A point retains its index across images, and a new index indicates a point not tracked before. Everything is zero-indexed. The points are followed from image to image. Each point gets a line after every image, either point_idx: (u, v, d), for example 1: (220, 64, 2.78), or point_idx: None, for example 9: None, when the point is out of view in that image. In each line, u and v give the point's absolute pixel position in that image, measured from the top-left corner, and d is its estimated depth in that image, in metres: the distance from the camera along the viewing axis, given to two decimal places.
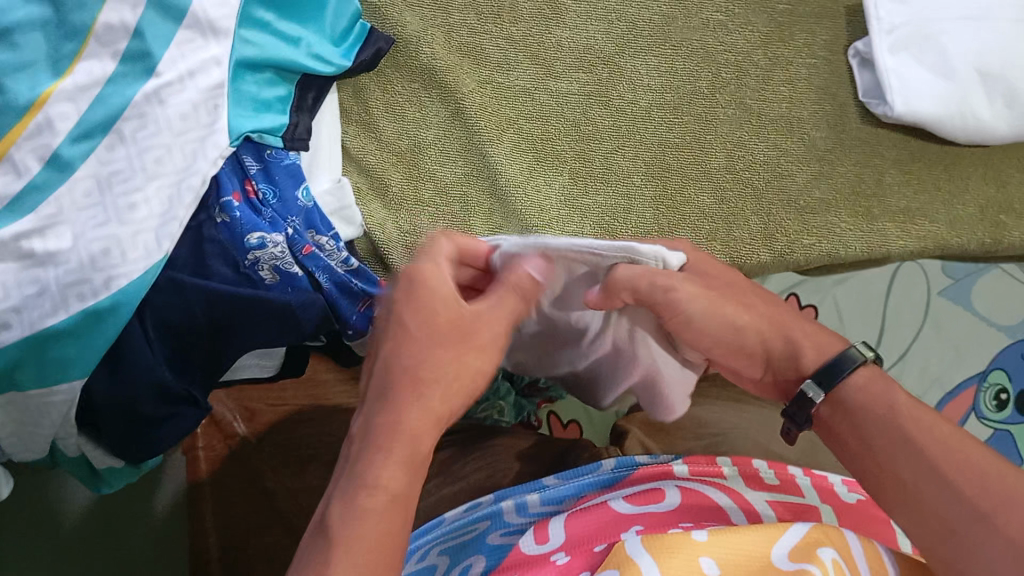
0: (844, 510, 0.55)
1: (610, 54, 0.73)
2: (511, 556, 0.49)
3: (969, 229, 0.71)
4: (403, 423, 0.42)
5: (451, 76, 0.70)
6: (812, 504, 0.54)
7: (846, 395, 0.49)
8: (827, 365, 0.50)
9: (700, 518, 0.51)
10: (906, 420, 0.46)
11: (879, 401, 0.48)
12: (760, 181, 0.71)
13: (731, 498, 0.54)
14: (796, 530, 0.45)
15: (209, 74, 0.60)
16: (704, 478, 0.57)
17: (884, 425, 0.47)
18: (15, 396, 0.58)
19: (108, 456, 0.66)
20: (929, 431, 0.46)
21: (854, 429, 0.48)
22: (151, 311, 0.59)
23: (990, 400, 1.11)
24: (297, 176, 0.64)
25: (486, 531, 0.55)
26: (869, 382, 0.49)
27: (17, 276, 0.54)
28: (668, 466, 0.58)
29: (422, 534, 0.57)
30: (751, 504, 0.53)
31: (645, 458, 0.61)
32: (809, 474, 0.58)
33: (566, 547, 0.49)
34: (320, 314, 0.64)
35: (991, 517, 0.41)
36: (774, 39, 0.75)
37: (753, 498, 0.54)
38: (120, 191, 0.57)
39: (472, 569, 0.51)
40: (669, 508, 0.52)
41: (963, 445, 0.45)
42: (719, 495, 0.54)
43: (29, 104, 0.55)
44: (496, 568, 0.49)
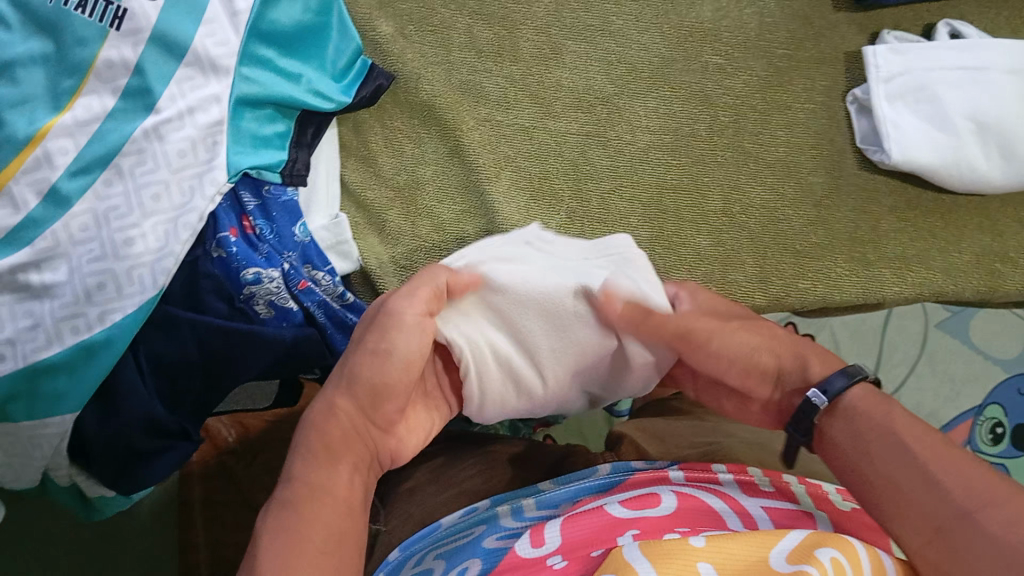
0: (841, 518, 0.53)
1: (609, 94, 0.74)
2: (506, 560, 0.49)
3: (965, 277, 0.72)
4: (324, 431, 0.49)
5: (450, 113, 0.71)
6: (808, 509, 0.53)
7: (847, 403, 0.50)
8: (828, 377, 0.51)
9: (696, 524, 0.50)
10: (902, 429, 0.47)
11: (876, 413, 0.48)
12: (756, 226, 0.71)
13: (727, 504, 0.53)
14: (793, 535, 0.45)
15: (208, 111, 0.60)
16: (701, 485, 0.56)
17: (883, 431, 0.47)
18: (8, 427, 0.58)
19: (100, 486, 0.66)
20: (921, 440, 0.46)
21: (851, 436, 0.49)
22: (146, 346, 0.60)
23: (986, 434, 1.12)
24: (294, 213, 0.64)
25: (481, 535, 0.53)
26: (868, 395, 0.50)
27: (13, 309, 0.55)
28: (663, 472, 0.57)
29: (415, 541, 0.56)
30: (746, 509, 0.53)
31: (642, 463, 0.60)
32: (804, 482, 0.56)
33: (562, 551, 0.49)
34: (314, 347, 0.64)
35: (974, 515, 0.41)
36: (773, 84, 0.75)
37: (749, 503, 0.54)
38: (117, 226, 0.57)
39: (468, 571, 0.49)
40: (665, 513, 0.51)
41: (948, 453, 0.45)
42: (714, 499, 0.53)
43: (28, 138, 0.55)
44: (490, 569, 0.49)
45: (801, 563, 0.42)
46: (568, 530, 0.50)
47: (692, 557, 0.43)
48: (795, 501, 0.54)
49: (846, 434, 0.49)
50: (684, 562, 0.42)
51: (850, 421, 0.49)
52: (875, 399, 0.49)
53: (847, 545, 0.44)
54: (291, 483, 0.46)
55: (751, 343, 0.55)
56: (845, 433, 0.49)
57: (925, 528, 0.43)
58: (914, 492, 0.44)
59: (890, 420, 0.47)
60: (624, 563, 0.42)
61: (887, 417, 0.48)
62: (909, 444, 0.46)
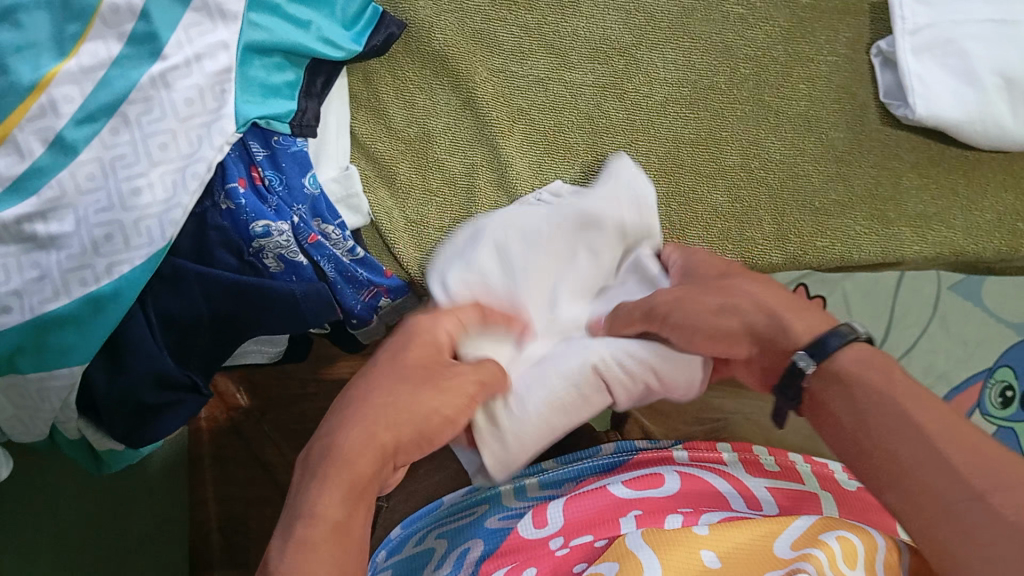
0: (842, 496, 0.60)
1: (627, 45, 0.72)
2: (509, 540, 0.55)
3: (986, 237, 0.70)
4: (341, 448, 0.45)
5: (463, 64, 0.69)
6: (813, 489, 0.60)
7: (839, 366, 0.49)
8: (819, 337, 0.50)
9: (698, 504, 0.56)
10: (908, 402, 0.44)
11: (873, 375, 0.47)
12: (774, 181, 0.70)
13: (732, 485, 0.60)
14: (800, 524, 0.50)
15: (216, 59, 0.59)
16: (703, 464, 0.62)
17: (890, 414, 0.45)
18: (15, 378, 0.58)
19: (108, 440, 0.66)
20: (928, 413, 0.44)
21: (851, 409, 0.47)
22: (154, 299, 0.59)
23: (995, 397, 1.16)
24: (304, 164, 0.63)
25: (484, 515, 0.60)
26: (866, 356, 0.49)
27: (18, 259, 0.55)
28: (669, 452, 0.64)
29: (423, 514, 0.62)
30: (750, 491, 0.59)
31: (645, 444, 0.66)
32: (809, 462, 0.63)
33: (564, 533, 0.55)
34: (324, 304, 0.64)
35: (988, 497, 0.38)
36: (796, 35, 0.73)
37: (753, 483, 0.60)
38: (123, 175, 0.56)
39: (472, 551, 0.57)
40: (668, 493, 0.57)
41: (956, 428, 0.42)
42: (719, 481, 0.60)
43: (32, 85, 0.54)
44: (496, 552, 0.55)
45: (808, 548, 0.47)
46: (569, 510, 0.56)
47: (695, 545, 0.48)
48: (803, 482, 0.61)
49: (847, 409, 0.47)
50: (688, 549, 0.48)
51: (845, 388, 0.48)
52: (869, 364, 0.48)
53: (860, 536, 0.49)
54: (313, 519, 0.42)
55: (713, 304, 0.55)
56: (841, 403, 0.48)
57: (936, 512, 0.40)
58: (924, 476, 0.41)
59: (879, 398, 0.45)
60: (625, 552, 0.48)
61: (889, 387, 0.46)
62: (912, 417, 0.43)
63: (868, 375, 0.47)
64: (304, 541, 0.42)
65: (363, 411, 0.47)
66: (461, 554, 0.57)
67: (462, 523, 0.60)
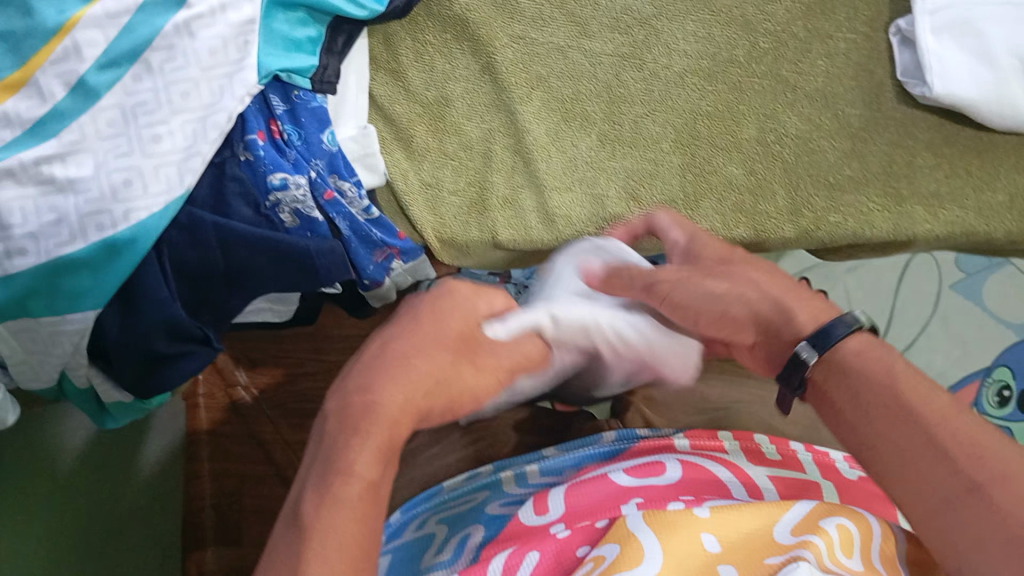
0: (846, 486, 0.60)
1: (647, 16, 0.72)
2: (510, 527, 0.54)
3: (998, 217, 0.70)
4: (379, 407, 0.42)
5: (484, 29, 0.70)
6: (815, 479, 0.60)
7: (838, 356, 0.47)
8: (823, 328, 0.49)
9: (700, 493, 0.55)
10: (899, 383, 0.44)
11: (872, 365, 0.46)
12: (790, 156, 0.70)
13: (733, 473, 0.59)
14: (799, 509, 0.50)
15: (240, 10, 0.60)
16: (705, 452, 0.62)
17: (883, 397, 0.44)
18: (26, 322, 0.57)
19: (116, 391, 0.67)
20: (926, 400, 0.42)
21: (849, 397, 0.46)
22: (169, 248, 0.59)
23: (993, 396, 1.14)
24: (323, 120, 0.63)
25: (484, 501, 0.59)
26: (866, 347, 0.47)
27: (36, 204, 0.54)
28: (671, 440, 0.63)
29: (423, 499, 0.62)
30: (752, 479, 0.59)
31: (647, 432, 0.66)
32: (810, 451, 0.64)
33: (564, 520, 0.53)
34: (337, 261, 0.63)
35: (984, 491, 0.38)
36: (816, 11, 0.73)
37: (755, 472, 0.59)
38: (145, 122, 0.57)
39: (472, 537, 0.55)
40: (669, 481, 0.57)
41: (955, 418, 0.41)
42: (720, 470, 0.59)
43: (57, 27, 0.54)
44: (496, 538, 0.54)
45: (807, 534, 0.47)
46: (570, 497, 0.55)
47: (696, 527, 0.48)
48: (803, 471, 0.61)
49: (843, 397, 0.46)
50: (689, 532, 0.47)
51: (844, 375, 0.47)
52: (875, 352, 0.47)
53: (862, 521, 0.49)
54: (350, 478, 0.39)
55: (716, 290, 0.54)
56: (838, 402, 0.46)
57: (933, 502, 0.39)
58: (914, 461, 0.41)
59: (882, 388, 0.44)
60: (626, 534, 0.48)
61: (886, 374, 0.45)
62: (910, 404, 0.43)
63: (868, 362, 0.46)
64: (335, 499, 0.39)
65: (405, 369, 0.45)
66: (461, 540, 0.55)
67: (463, 508, 0.59)
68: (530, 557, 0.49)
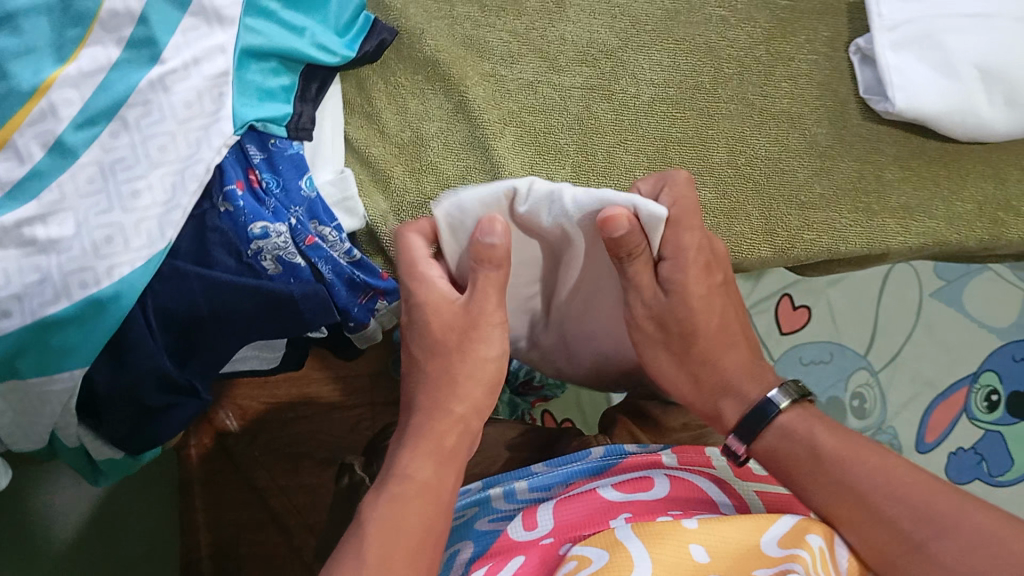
0: None
1: (613, 47, 0.74)
2: (498, 543, 0.56)
3: (967, 226, 0.72)
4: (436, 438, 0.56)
5: (454, 68, 0.71)
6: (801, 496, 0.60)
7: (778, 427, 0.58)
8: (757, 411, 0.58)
9: (688, 509, 0.56)
10: (832, 460, 0.55)
11: (801, 447, 0.56)
12: (761, 177, 0.71)
13: (721, 490, 0.59)
14: (786, 521, 0.51)
15: (214, 62, 0.60)
16: (694, 470, 0.60)
17: (815, 466, 0.55)
18: (15, 383, 0.58)
19: (107, 448, 0.67)
20: (863, 465, 0.54)
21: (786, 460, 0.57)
22: (153, 298, 0.59)
23: (981, 401, 1.17)
24: (301, 166, 0.64)
25: (475, 517, 0.61)
26: (792, 423, 0.58)
27: (18, 263, 0.55)
28: (658, 456, 0.61)
29: None
30: (740, 495, 0.59)
31: (635, 448, 0.64)
32: None
33: (555, 534, 0.55)
34: (322, 304, 0.64)
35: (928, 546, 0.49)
36: (776, 34, 0.75)
37: (743, 489, 0.59)
38: (123, 178, 0.57)
39: (461, 554, 0.58)
40: (657, 497, 0.57)
41: (890, 472, 0.53)
42: (711, 488, 0.59)
43: (32, 90, 0.55)
44: (484, 553, 0.56)
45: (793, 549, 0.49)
46: (559, 512, 0.56)
47: (684, 539, 0.49)
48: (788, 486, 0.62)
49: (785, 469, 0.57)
50: (677, 543, 0.48)
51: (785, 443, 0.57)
52: (802, 423, 0.57)
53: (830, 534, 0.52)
54: (407, 478, 0.53)
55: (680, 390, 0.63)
56: (776, 467, 0.57)
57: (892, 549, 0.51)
58: (874, 521, 0.52)
59: (817, 452, 0.56)
60: (614, 541, 0.49)
61: (814, 453, 0.55)
62: (850, 475, 0.54)
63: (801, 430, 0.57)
64: (397, 496, 0.52)
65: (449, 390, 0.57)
66: (453, 555, 0.59)
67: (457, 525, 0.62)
68: (514, 560, 0.53)
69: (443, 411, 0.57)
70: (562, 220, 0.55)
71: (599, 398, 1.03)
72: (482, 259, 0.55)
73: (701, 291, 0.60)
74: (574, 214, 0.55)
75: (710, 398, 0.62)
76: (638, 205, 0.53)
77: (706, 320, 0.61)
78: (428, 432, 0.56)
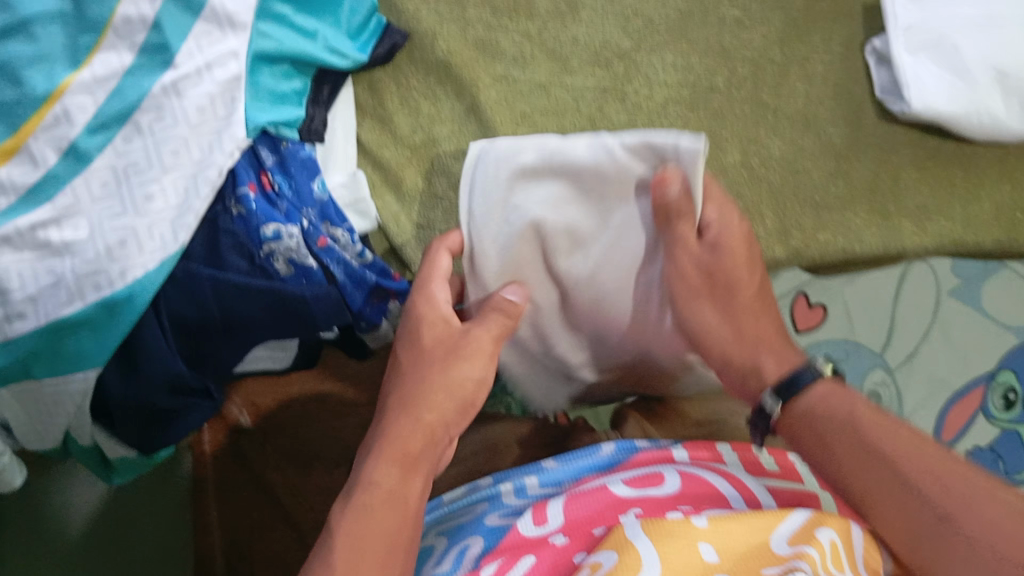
0: (837, 498, 0.62)
1: (626, 49, 0.73)
2: (509, 539, 0.55)
3: (983, 228, 0.73)
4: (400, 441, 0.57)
5: (466, 71, 0.71)
6: (811, 491, 0.61)
7: (801, 402, 0.59)
8: (790, 380, 0.60)
9: (699, 503, 0.56)
10: (863, 428, 0.55)
11: (837, 414, 0.56)
12: (775, 179, 0.71)
13: (732, 485, 0.59)
14: (793, 518, 0.51)
15: (227, 67, 0.60)
16: (704, 465, 0.62)
17: (844, 431, 0.55)
18: (30, 385, 0.59)
19: (122, 448, 0.68)
20: (889, 437, 0.53)
21: (817, 436, 0.57)
22: (166, 302, 0.60)
23: (999, 401, 1.15)
24: (312, 169, 0.64)
25: (484, 514, 0.59)
26: (827, 394, 0.58)
27: (34, 267, 0.55)
28: (669, 452, 0.63)
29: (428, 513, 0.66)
30: (752, 493, 0.58)
31: (645, 443, 0.66)
32: (806, 461, 0.65)
33: (566, 529, 0.55)
34: (333, 306, 0.64)
35: (950, 519, 0.48)
36: (791, 35, 0.74)
37: (753, 483, 0.60)
38: (136, 181, 0.57)
39: (470, 549, 0.56)
40: (668, 493, 0.57)
41: (917, 448, 0.52)
42: (721, 483, 0.59)
43: (46, 94, 0.56)
44: (494, 548, 0.54)
45: (803, 546, 0.49)
46: (570, 508, 0.56)
47: (693, 538, 0.49)
48: (801, 481, 0.62)
49: (813, 438, 0.57)
50: (686, 542, 0.48)
51: (812, 419, 0.58)
52: (837, 397, 0.58)
53: (843, 526, 0.52)
54: (372, 486, 0.55)
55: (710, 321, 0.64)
56: (810, 436, 0.57)
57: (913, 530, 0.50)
58: (898, 494, 0.51)
59: (854, 420, 0.55)
60: (625, 541, 0.49)
61: (848, 419, 0.56)
62: (880, 447, 0.53)
63: (833, 400, 0.57)
64: (362, 505, 0.54)
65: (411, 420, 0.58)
66: (459, 552, 0.56)
67: (465, 521, 0.60)
68: (526, 560, 0.52)
69: (410, 420, 0.58)
70: (604, 159, 0.60)
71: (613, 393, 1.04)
72: (501, 309, 0.61)
73: (745, 256, 0.63)
74: (619, 153, 0.59)
75: (751, 350, 0.63)
76: (678, 142, 0.57)
77: (747, 278, 0.63)
78: (393, 436, 0.57)
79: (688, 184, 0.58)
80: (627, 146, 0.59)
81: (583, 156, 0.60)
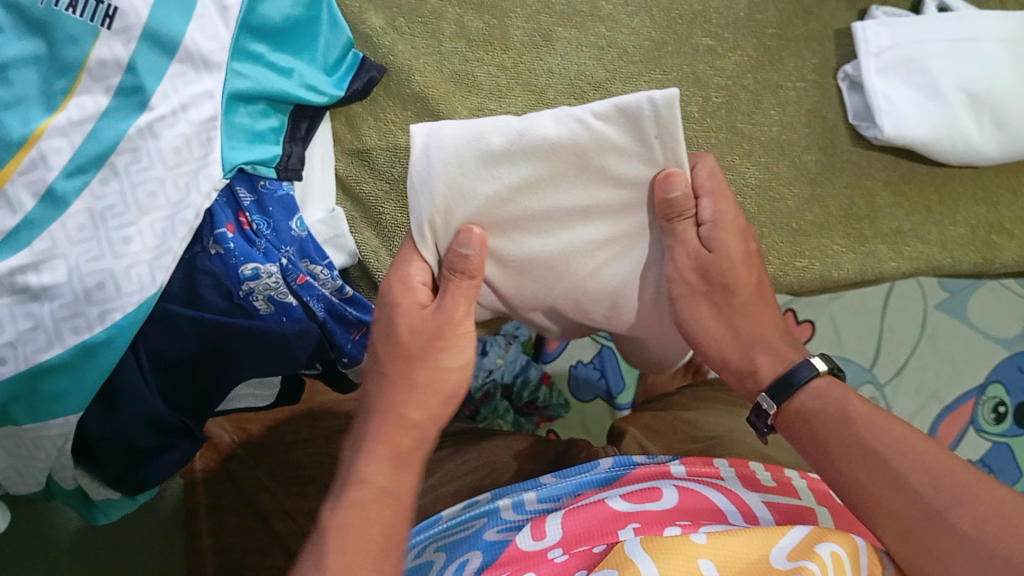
0: (838, 511, 0.61)
1: (601, 80, 0.74)
2: (507, 553, 0.55)
3: (961, 250, 0.72)
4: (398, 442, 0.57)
5: (444, 105, 0.71)
6: (809, 505, 0.60)
7: (794, 404, 0.59)
8: (783, 379, 0.59)
9: (696, 518, 0.56)
10: (860, 427, 0.54)
11: (830, 412, 0.56)
12: (751, 207, 0.72)
13: (730, 500, 0.59)
14: (795, 533, 0.51)
15: (202, 107, 0.60)
16: (701, 479, 0.61)
17: (842, 432, 0.55)
18: (11, 429, 0.59)
19: (104, 488, 0.68)
20: (882, 437, 0.53)
21: (813, 442, 0.57)
22: (146, 344, 0.60)
23: (988, 413, 1.17)
24: (290, 206, 0.64)
25: (483, 528, 0.59)
26: (826, 389, 0.58)
27: (12, 310, 0.56)
28: (667, 467, 0.63)
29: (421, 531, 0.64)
30: (748, 506, 0.58)
31: (643, 458, 0.65)
32: (805, 477, 0.64)
33: (563, 544, 0.55)
34: (312, 342, 0.65)
35: (942, 514, 0.49)
36: (764, 63, 0.75)
37: (750, 498, 0.60)
38: (114, 225, 0.57)
39: (468, 565, 0.56)
40: (666, 507, 0.57)
41: (915, 446, 0.52)
42: (717, 496, 0.59)
43: (23, 139, 0.56)
44: (491, 564, 0.55)
45: (802, 559, 0.48)
46: (569, 521, 0.56)
47: (692, 554, 0.49)
48: (799, 497, 0.61)
49: (809, 442, 0.57)
50: (686, 558, 0.48)
51: (805, 422, 0.58)
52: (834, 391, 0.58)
53: (848, 541, 0.51)
54: (363, 484, 0.55)
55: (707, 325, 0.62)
56: (805, 435, 0.57)
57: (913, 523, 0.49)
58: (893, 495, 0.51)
59: (847, 416, 0.55)
60: (624, 558, 0.49)
61: (843, 418, 0.55)
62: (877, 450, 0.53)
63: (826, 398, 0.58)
64: (356, 502, 0.54)
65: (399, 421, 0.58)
66: (459, 566, 0.57)
67: (462, 535, 0.60)
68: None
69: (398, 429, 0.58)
70: (576, 131, 0.57)
71: (602, 414, 1.04)
72: (460, 270, 0.59)
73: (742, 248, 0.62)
74: (588, 121, 0.57)
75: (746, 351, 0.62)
76: (651, 98, 0.55)
77: (746, 277, 0.62)
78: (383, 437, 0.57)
79: (672, 132, 0.56)
80: (598, 113, 0.57)
81: (552, 134, 0.58)
